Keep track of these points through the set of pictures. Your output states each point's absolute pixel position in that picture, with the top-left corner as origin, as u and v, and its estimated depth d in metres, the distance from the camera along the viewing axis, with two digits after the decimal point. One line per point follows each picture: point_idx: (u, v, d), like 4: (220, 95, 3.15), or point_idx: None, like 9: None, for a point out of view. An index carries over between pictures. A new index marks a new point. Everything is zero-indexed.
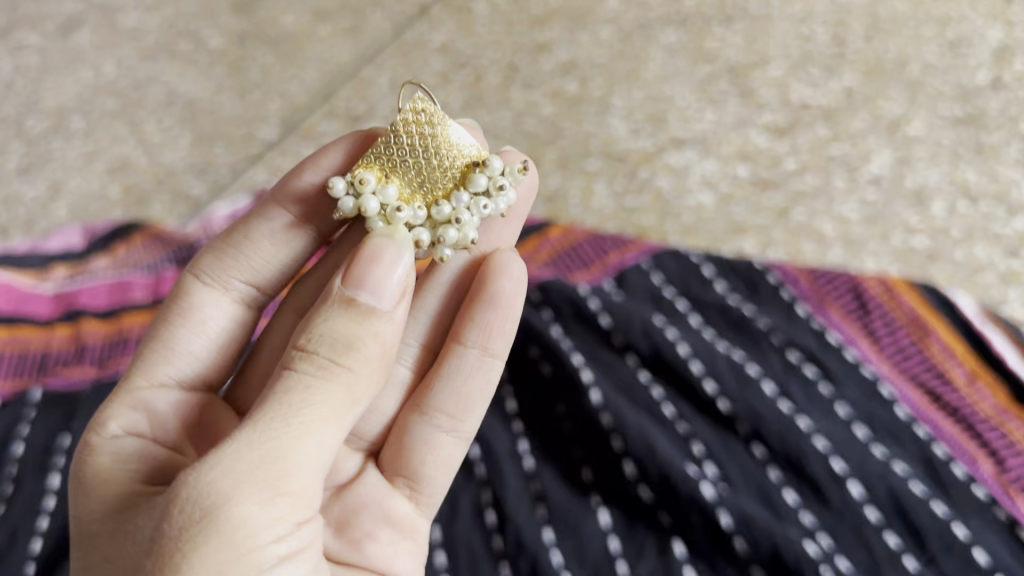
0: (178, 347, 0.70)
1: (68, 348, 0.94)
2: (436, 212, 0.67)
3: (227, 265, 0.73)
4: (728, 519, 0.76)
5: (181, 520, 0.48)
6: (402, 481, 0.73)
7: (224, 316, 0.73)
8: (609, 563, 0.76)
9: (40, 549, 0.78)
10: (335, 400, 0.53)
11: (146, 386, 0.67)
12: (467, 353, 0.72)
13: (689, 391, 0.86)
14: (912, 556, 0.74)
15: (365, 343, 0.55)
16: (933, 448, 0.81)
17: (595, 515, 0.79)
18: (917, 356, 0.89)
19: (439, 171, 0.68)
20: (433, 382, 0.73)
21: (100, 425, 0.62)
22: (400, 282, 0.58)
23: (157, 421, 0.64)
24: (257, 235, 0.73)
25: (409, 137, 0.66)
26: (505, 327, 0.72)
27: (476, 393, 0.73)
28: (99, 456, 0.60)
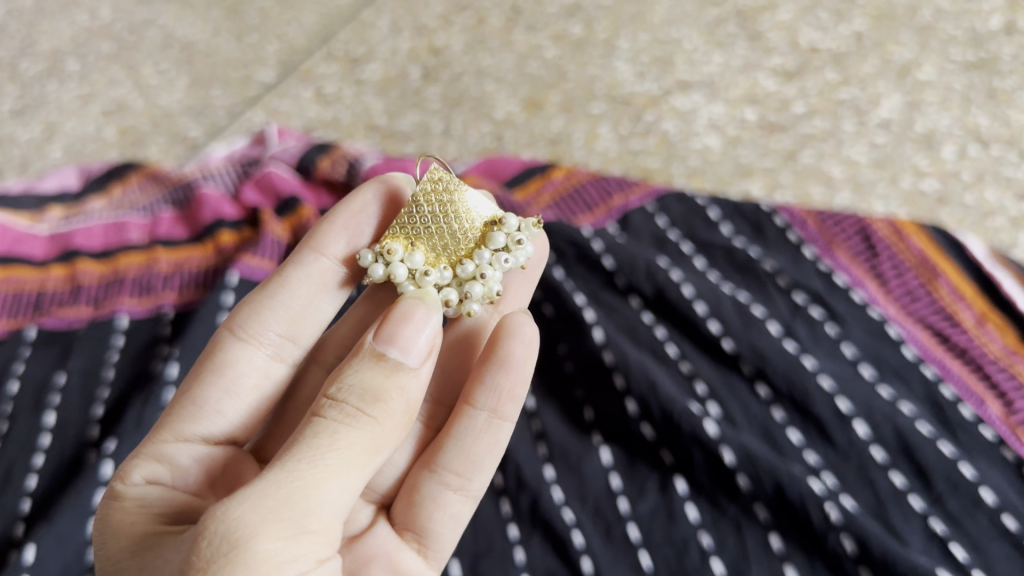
0: (206, 406, 0.65)
1: (64, 288, 0.93)
2: (461, 271, 0.69)
3: (262, 318, 0.69)
4: (731, 456, 0.75)
5: (208, 552, 0.47)
6: (411, 535, 0.69)
7: (259, 369, 0.69)
8: (610, 500, 0.76)
9: (36, 486, 0.80)
10: (360, 446, 0.53)
11: (173, 441, 0.63)
12: (475, 415, 0.68)
13: (693, 331, 0.85)
14: (917, 495, 0.75)
15: (393, 397, 0.55)
16: (940, 388, 0.80)
17: (596, 453, 0.79)
18: (927, 299, 0.87)
19: (459, 234, 0.70)
20: (443, 442, 0.69)
21: (127, 472, 0.60)
22: (428, 342, 0.58)
23: (180, 470, 0.62)
24: (295, 282, 0.70)
25: (429, 206, 0.69)
26: (515, 389, 0.68)
27: (486, 452, 0.69)
28: (124, 501, 0.58)
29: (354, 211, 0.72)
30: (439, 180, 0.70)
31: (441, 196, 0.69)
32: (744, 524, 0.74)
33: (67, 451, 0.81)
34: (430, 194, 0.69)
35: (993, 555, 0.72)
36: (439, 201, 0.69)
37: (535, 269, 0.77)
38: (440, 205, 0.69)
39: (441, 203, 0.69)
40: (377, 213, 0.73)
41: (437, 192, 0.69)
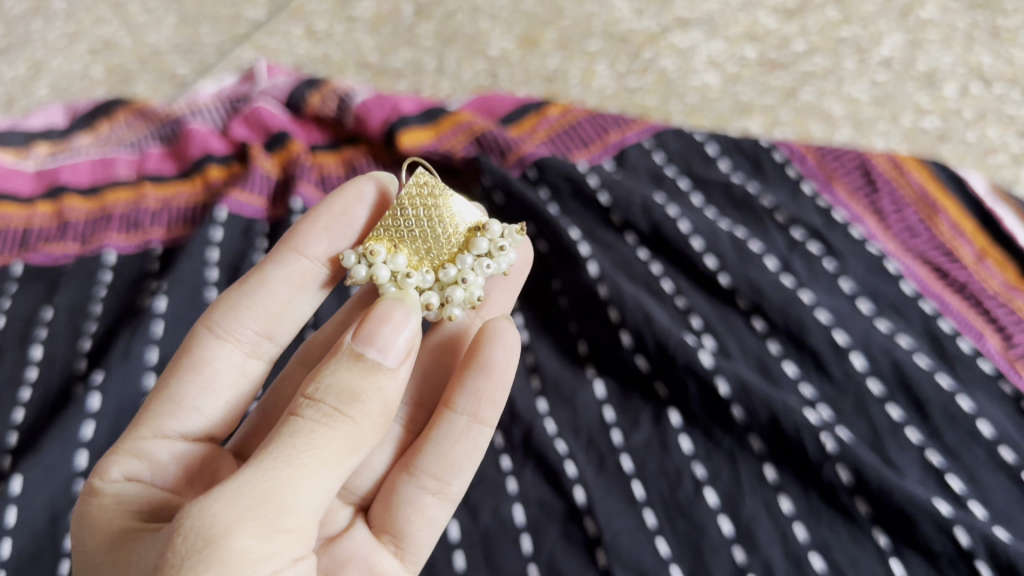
0: (184, 403, 0.63)
1: (50, 224, 0.91)
2: (442, 275, 0.66)
3: (240, 315, 0.66)
4: (726, 387, 0.74)
5: (183, 549, 0.46)
6: (388, 538, 0.66)
7: (235, 369, 0.67)
8: (604, 433, 0.76)
9: (23, 419, 0.79)
10: (336, 446, 0.51)
11: (150, 437, 0.62)
12: (455, 419, 0.67)
13: (689, 267, 0.83)
14: (914, 428, 0.74)
15: (369, 396, 0.53)
16: (938, 322, 0.79)
17: (590, 386, 0.79)
18: (925, 235, 0.85)
19: (443, 238, 0.67)
20: (422, 445, 0.68)
21: (105, 468, 0.59)
22: (406, 343, 0.55)
23: (159, 467, 0.61)
24: (274, 282, 0.67)
25: (414, 210, 0.66)
26: (495, 394, 0.67)
27: (464, 457, 0.67)
28: (103, 497, 0.57)
29: (337, 213, 0.68)
30: (424, 184, 0.67)
31: (427, 200, 0.67)
32: (738, 455, 0.73)
33: (54, 384, 0.80)
34: (415, 197, 0.66)
35: (990, 487, 0.71)
36: (425, 205, 0.66)
37: (519, 275, 0.75)
38: (425, 209, 0.67)
39: (425, 206, 0.67)
40: (360, 216, 0.69)
41: (422, 196, 0.67)
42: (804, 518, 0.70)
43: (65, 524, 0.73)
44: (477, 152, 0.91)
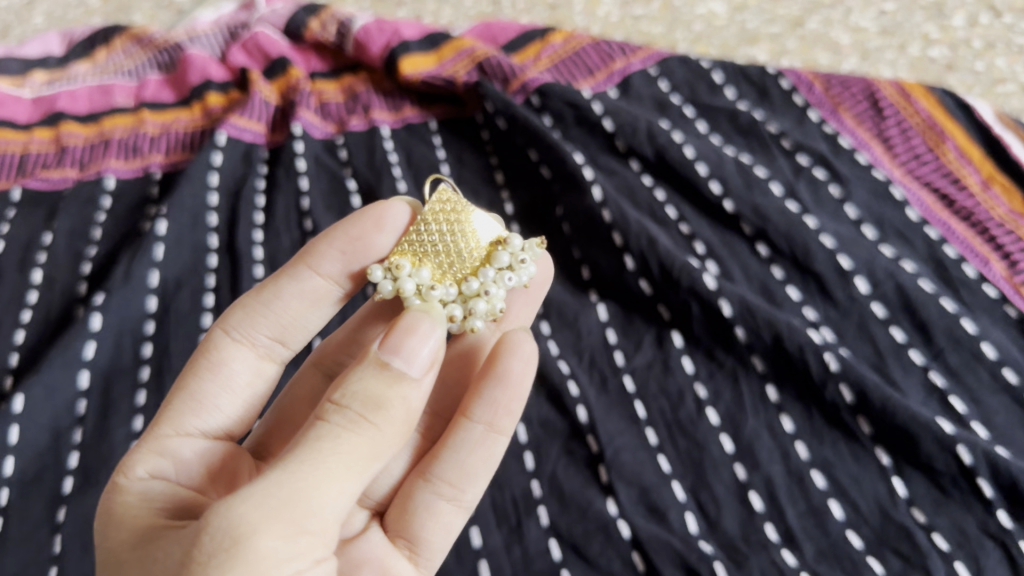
0: (205, 401, 0.63)
1: (49, 151, 0.90)
2: (465, 288, 0.64)
3: (257, 321, 0.66)
4: (729, 309, 0.74)
5: (210, 546, 0.44)
6: (403, 542, 0.64)
7: (250, 375, 0.66)
8: (607, 355, 0.76)
9: (24, 341, 0.78)
10: (360, 452, 0.49)
11: (173, 435, 0.60)
12: (471, 428, 0.64)
13: (693, 192, 0.82)
14: (918, 350, 0.74)
15: (393, 404, 0.50)
16: (943, 248, 0.79)
17: (593, 309, 0.79)
18: (932, 162, 0.84)
19: (466, 252, 0.65)
20: (439, 451, 0.65)
21: (129, 465, 0.57)
22: (430, 354, 0.53)
23: (183, 464, 0.59)
24: (289, 294, 0.66)
25: (436, 225, 0.65)
26: (512, 405, 0.64)
27: (481, 465, 0.64)
28: (126, 494, 0.55)
29: (354, 236, 0.65)
30: (447, 201, 0.66)
31: (450, 215, 0.65)
32: (740, 376, 0.73)
33: (55, 307, 0.80)
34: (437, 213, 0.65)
35: (992, 409, 0.71)
36: (448, 220, 0.65)
37: (539, 288, 0.74)
38: (449, 224, 0.65)
39: (448, 222, 0.65)
40: (382, 242, 0.66)
41: (444, 212, 0.65)
42: (805, 437, 0.70)
43: (68, 443, 0.73)
44: (480, 79, 0.90)
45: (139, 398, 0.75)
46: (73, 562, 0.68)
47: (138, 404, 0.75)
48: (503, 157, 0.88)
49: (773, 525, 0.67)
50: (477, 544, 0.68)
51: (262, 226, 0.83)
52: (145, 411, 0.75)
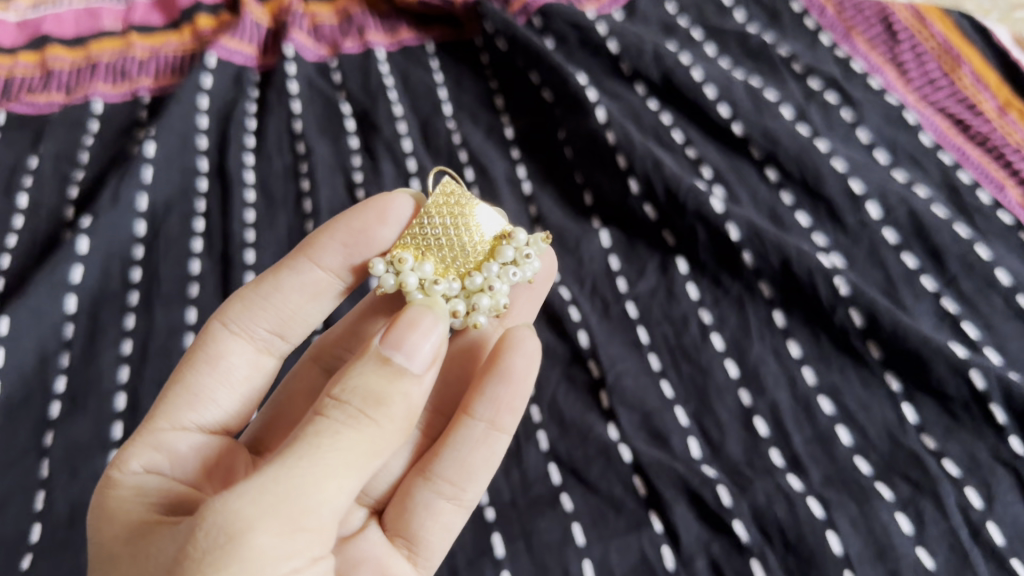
0: (202, 394, 0.60)
1: (35, 74, 0.87)
2: (468, 282, 0.63)
3: (256, 314, 0.63)
4: (736, 233, 0.71)
5: (204, 543, 0.41)
6: (401, 541, 0.61)
7: (247, 370, 0.63)
8: (609, 281, 0.74)
9: (9, 264, 0.75)
10: (359, 451, 0.46)
11: (169, 428, 0.57)
12: (472, 425, 0.61)
13: (701, 116, 0.80)
14: (930, 277, 0.71)
15: (394, 400, 0.47)
16: (957, 174, 0.76)
17: (596, 235, 0.76)
18: (946, 86, 0.82)
19: (469, 246, 0.64)
20: (439, 448, 0.62)
21: (123, 458, 0.54)
22: (433, 350, 0.51)
23: (178, 458, 0.56)
24: (288, 286, 0.63)
25: (440, 219, 0.63)
26: (515, 402, 0.61)
27: (483, 463, 0.61)
28: (119, 488, 0.52)
29: (356, 228, 0.63)
30: (450, 191, 0.64)
31: (453, 207, 0.63)
32: (746, 301, 0.71)
33: (41, 231, 0.77)
34: (440, 205, 0.63)
35: (1007, 335, 0.68)
36: (452, 213, 0.63)
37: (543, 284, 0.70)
38: (452, 217, 0.63)
39: (451, 215, 0.63)
40: (386, 235, 0.64)
41: (448, 205, 0.63)
42: (813, 362, 0.68)
43: (55, 366, 0.71)
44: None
45: (127, 322, 0.73)
46: (61, 487, 0.66)
47: (127, 328, 0.73)
48: (503, 81, 0.86)
49: (778, 450, 0.65)
50: None
51: (254, 149, 0.81)
52: (134, 336, 0.72)
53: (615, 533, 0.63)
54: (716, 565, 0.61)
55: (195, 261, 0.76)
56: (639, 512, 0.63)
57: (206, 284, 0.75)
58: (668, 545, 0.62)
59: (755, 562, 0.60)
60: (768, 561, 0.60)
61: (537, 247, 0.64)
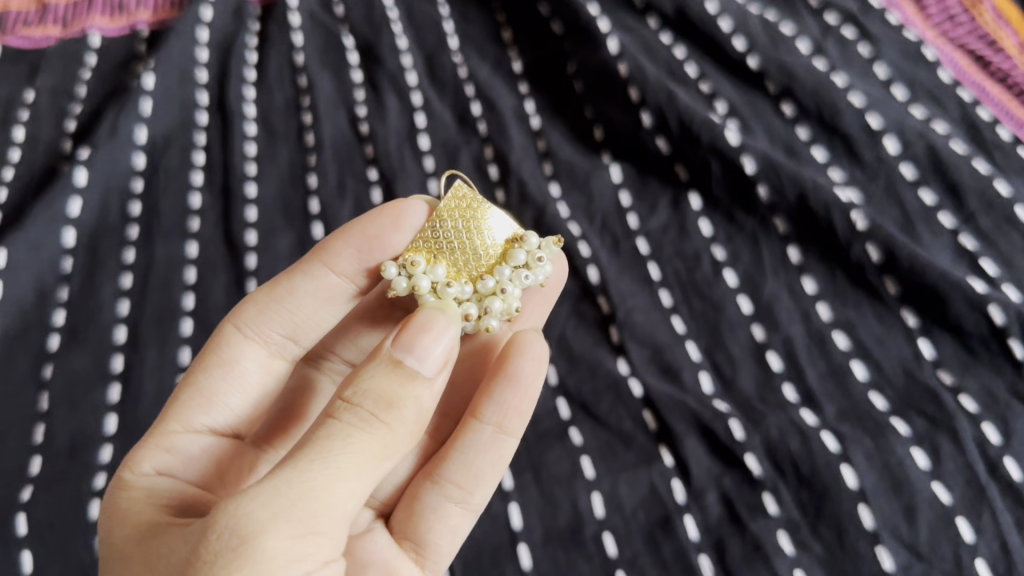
0: (214, 398, 0.59)
1: (30, 8, 0.84)
2: (480, 285, 0.60)
3: (269, 318, 0.60)
4: (752, 165, 0.69)
5: (216, 546, 0.40)
6: (409, 544, 0.59)
7: (259, 373, 0.61)
8: (619, 217, 0.72)
9: (7, 198, 0.74)
10: (372, 455, 0.45)
11: (180, 431, 0.57)
12: (480, 429, 0.60)
13: (716, 50, 0.78)
14: (948, 213, 0.69)
15: (406, 404, 0.46)
16: (977, 110, 0.74)
17: (606, 170, 0.74)
18: (966, 24, 0.80)
19: (482, 249, 0.61)
20: (448, 452, 0.61)
21: (136, 460, 0.54)
22: (445, 352, 0.49)
23: (187, 460, 0.56)
24: (301, 290, 0.60)
25: (452, 222, 0.60)
26: (523, 407, 0.60)
27: (491, 467, 0.59)
28: (131, 489, 0.52)
29: (374, 233, 0.59)
30: (462, 195, 0.61)
31: (465, 211, 0.60)
32: (760, 237, 0.70)
33: (39, 165, 0.75)
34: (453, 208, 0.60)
35: None
36: (465, 215, 0.60)
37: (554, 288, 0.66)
38: (464, 220, 0.61)
39: (463, 218, 0.61)
40: (398, 240, 0.61)
41: (461, 208, 0.60)
42: (828, 298, 0.67)
43: (54, 300, 0.70)
44: None
45: (127, 256, 0.71)
46: (60, 420, 0.65)
47: (127, 262, 0.71)
48: (512, 15, 0.84)
49: (791, 385, 0.64)
50: None
51: (254, 83, 0.79)
52: (134, 270, 0.71)
53: (625, 467, 0.62)
54: (727, 498, 0.60)
55: (195, 194, 0.74)
56: (649, 446, 0.63)
57: (207, 218, 0.73)
58: (678, 479, 0.61)
59: (767, 495, 0.59)
60: (780, 495, 0.59)
61: (549, 248, 0.61)
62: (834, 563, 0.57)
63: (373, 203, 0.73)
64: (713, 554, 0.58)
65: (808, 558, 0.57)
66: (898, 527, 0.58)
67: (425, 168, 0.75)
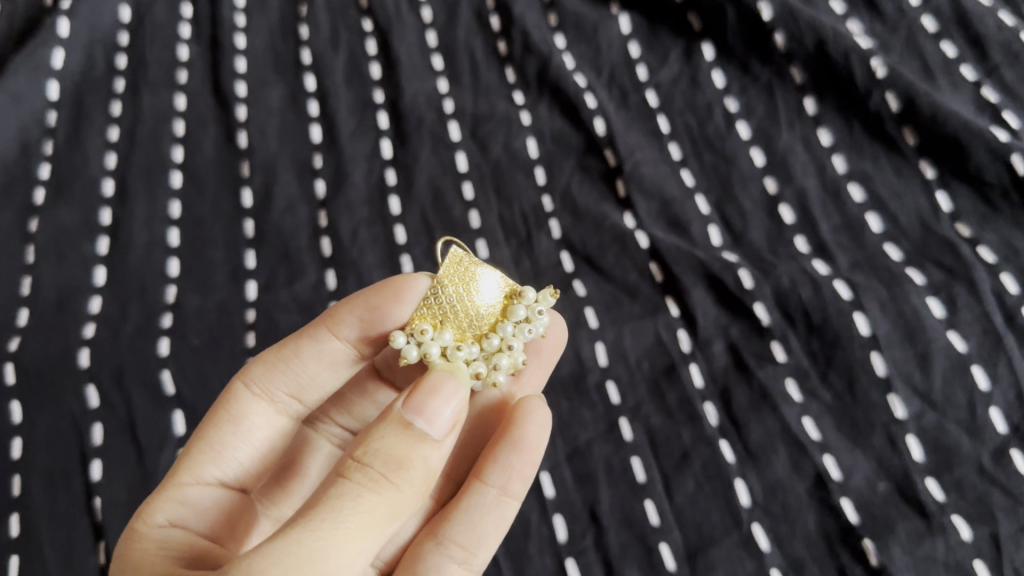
0: (225, 452, 0.51)
1: None
2: (485, 344, 0.52)
3: (278, 375, 0.53)
4: (769, 11, 0.67)
5: None
6: None
7: (267, 434, 0.53)
8: (628, 69, 0.69)
9: None
10: (379, 523, 0.39)
11: (192, 483, 0.49)
12: (484, 492, 0.50)
13: None
14: (971, 66, 0.66)
15: (416, 465, 0.41)
16: None
17: (615, 20, 0.71)
18: None
19: (482, 307, 0.53)
20: (448, 513, 0.50)
21: (147, 511, 0.47)
22: (454, 416, 0.43)
23: (201, 511, 0.49)
24: (307, 354, 0.53)
25: (453, 286, 0.52)
26: (529, 469, 0.51)
27: (496, 526, 0.50)
28: (144, 542, 0.45)
29: (378, 300, 0.52)
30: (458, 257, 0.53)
31: (463, 272, 0.52)
32: (776, 88, 0.67)
33: (18, 19, 0.71)
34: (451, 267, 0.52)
35: None
36: (465, 276, 0.52)
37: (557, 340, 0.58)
38: (464, 280, 0.52)
39: (462, 278, 0.52)
40: (403, 314, 0.52)
41: (458, 268, 0.52)
42: (844, 150, 0.64)
43: (38, 153, 0.67)
44: None
45: (114, 108, 0.68)
46: (47, 272, 0.63)
47: (114, 114, 0.68)
48: None
49: (804, 237, 0.62)
50: (483, 256, 0.63)
51: None
52: (121, 122, 0.68)
53: (630, 318, 0.61)
54: (734, 348, 0.59)
55: (183, 47, 0.71)
56: (655, 298, 0.61)
57: (195, 72, 0.70)
58: (684, 330, 0.60)
59: (775, 344, 0.58)
60: (789, 344, 0.58)
61: (550, 296, 0.54)
62: (844, 412, 0.56)
63: (367, 54, 0.71)
64: (718, 402, 0.57)
65: (817, 406, 0.56)
66: (912, 376, 0.56)
67: (423, 20, 0.72)
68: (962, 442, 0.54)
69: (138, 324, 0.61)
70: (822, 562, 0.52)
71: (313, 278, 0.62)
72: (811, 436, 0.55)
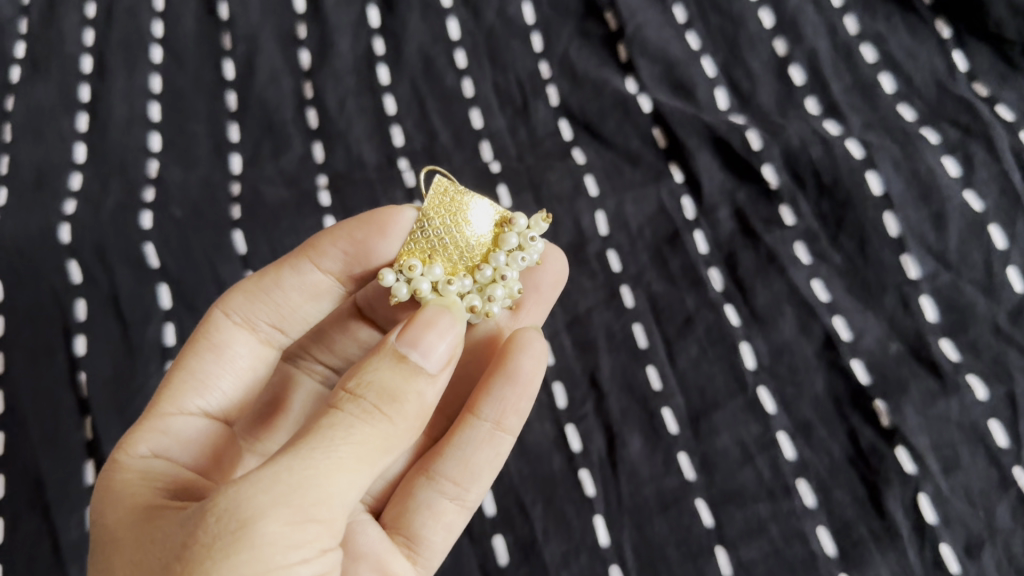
0: (208, 381, 0.47)
1: None
2: (478, 275, 0.47)
3: (260, 306, 0.48)
4: None
5: (213, 529, 0.32)
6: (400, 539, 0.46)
7: (250, 364, 0.49)
8: None
9: None
10: (371, 456, 0.35)
11: (176, 412, 0.45)
12: (477, 426, 0.47)
13: None
14: None
15: (411, 398, 0.36)
16: None
17: None
18: None
19: (473, 238, 0.47)
20: (442, 447, 0.48)
21: (128, 441, 0.43)
22: (447, 351, 0.38)
23: (186, 443, 0.44)
24: (288, 285, 0.49)
25: (440, 218, 0.46)
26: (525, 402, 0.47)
27: (490, 460, 0.47)
28: (124, 472, 0.41)
29: (365, 227, 0.47)
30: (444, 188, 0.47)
31: (450, 203, 0.46)
32: None
33: None
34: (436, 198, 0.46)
35: None
36: (451, 205, 0.46)
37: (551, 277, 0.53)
38: (451, 211, 0.47)
39: (449, 210, 0.47)
40: (388, 250, 0.48)
41: (444, 199, 0.46)
42: (856, 10, 0.61)
43: (12, 31, 0.63)
44: None
45: None
46: (24, 149, 0.60)
47: None
48: None
49: (815, 99, 0.59)
50: (477, 125, 0.61)
51: None
52: None
53: (631, 185, 0.58)
54: (740, 212, 0.57)
55: None
56: (658, 165, 0.59)
57: None
58: (688, 196, 0.58)
59: (784, 207, 0.56)
60: (799, 207, 0.56)
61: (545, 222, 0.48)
62: (854, 274, 0.54)
63: None
64: (724, 268, 0.55)
65: (826, 268, 0.54)
66: (926, 236, 0.54)
67: None
68: (978, 302, 0.52)
69: (119, 199, 0.58)
70: (831, 424, 0.50)
71: (299, 150, 0.60)
72: (820, 298, 0.53)
